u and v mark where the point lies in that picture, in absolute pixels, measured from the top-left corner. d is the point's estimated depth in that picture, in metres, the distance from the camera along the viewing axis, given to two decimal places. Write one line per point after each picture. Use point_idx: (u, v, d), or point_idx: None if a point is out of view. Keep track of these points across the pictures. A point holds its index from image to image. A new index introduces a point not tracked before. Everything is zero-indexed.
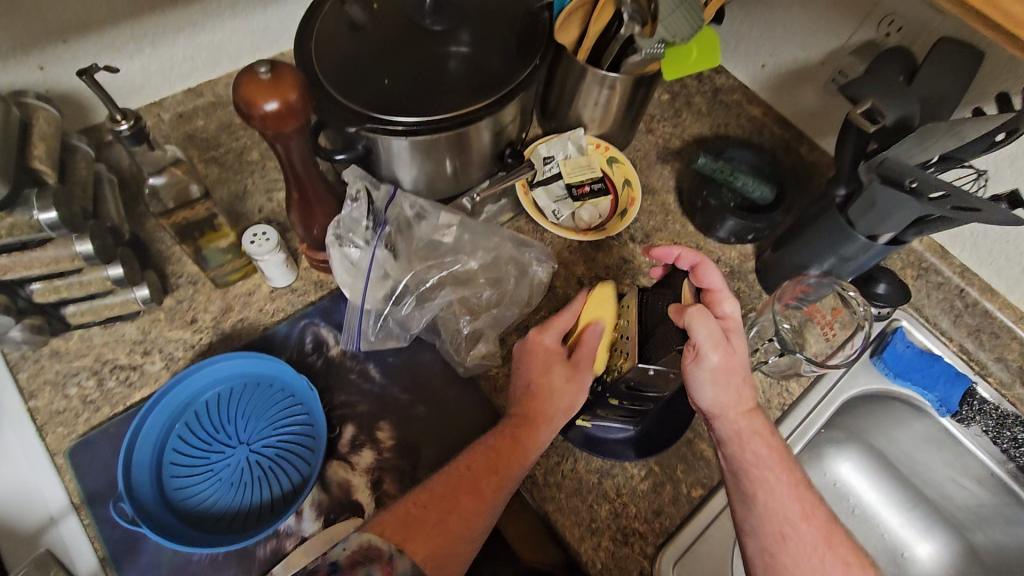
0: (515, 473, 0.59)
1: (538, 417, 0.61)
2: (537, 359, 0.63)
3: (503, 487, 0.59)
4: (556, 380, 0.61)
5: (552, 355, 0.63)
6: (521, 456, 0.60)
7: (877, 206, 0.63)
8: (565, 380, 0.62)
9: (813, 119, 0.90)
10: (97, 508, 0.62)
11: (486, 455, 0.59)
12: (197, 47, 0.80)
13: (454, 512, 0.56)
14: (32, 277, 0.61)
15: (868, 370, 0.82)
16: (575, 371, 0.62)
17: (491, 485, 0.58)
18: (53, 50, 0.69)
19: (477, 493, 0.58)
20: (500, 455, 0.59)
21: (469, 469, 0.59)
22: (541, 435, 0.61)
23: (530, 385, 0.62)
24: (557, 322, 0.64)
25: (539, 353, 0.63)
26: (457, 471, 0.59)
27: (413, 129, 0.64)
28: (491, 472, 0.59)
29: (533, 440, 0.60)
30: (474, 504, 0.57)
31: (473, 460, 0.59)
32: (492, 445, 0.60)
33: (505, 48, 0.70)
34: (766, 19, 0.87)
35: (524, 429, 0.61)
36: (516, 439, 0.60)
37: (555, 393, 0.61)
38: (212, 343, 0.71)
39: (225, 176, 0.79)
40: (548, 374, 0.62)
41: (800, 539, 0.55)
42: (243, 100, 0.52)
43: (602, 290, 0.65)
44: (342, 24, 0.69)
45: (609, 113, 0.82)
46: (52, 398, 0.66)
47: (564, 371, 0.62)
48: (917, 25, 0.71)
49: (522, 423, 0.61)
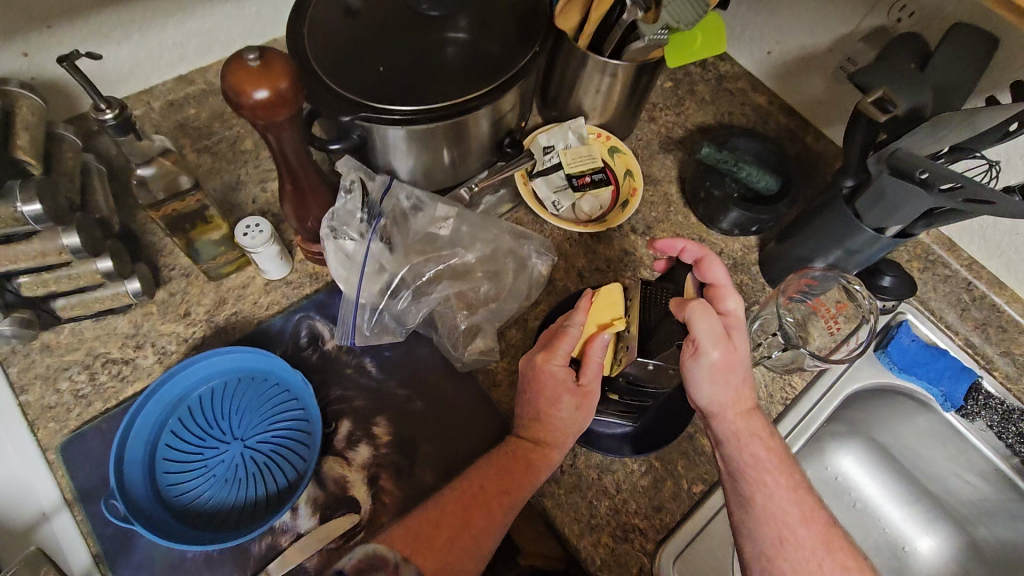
0: (526, 493, 0.58)
1: (547, 441, 0.60)
2: (544, 388, 0.60)
3: (513, 507, 0.57)
4: (565, 411, 0.59)
5: (560, 384, 0.59)
6: (530, 477, 0.59)
7: (885, 198, 0.62)
8: (575, 409, 0.59)
9: (820, 107, 0.88)
10: (89, 505, 0.61)
11: (497, 473, 0.58)
12: (187, 34, 0.78)
13: (464, 533, 0.55)
14: (19, 271, 0.59)
15: (872, 364, 0.80)
16: (583, 398, 0.59)
17: (501, 504, 0.57)
18: (38, 36, 0.67)
19: (488, 512, 0.56)
20: (511, 474, 0.58)
21: (480, 487, 0.58)
22: (552, 459, 0.60)
23: (537, 412, 0.60)
24: (562, 344, 0.60)
25: (548, 383, 0.59)
26: (466, 489, 0.58)
27: (408, 118, 0.62)
28: (502, 492, 0.57)
29: (544, 463, 0.60)
30: (485, 523, 0.56)
31: (484, 479, 0.58)
32: (502, 464, 0.59)
33: (505, 34, 0.69)
34: (773, 4, 0.85)
35: (533, 451, 0.60)
36: (525, 460, 0.59)
37: (563, 424, 0.60)
38: (206, 336, 0.70)
39: (217, 166, 0.78)
40: (557, 405, 0.59)
41: (798, 542, 0.54)
42: (232, 88, 0.51)
43: (609, 289, 0.61)
44: (335, 8, 0.67)
45: (611, 101, 0.80)
46: (42, 393, 0.65)
47: (572, 400, 0.59)
48: (930, 10, 0.69)
49: (533, 445, 0.60)
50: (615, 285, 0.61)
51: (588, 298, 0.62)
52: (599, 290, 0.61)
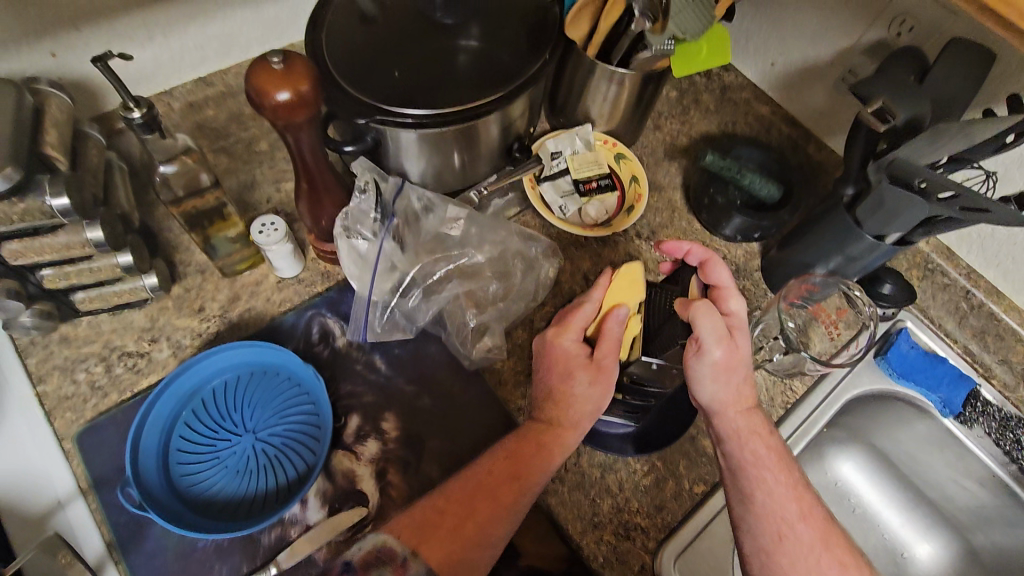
0: (537, 476, 0.59)
1: (562, 422, 0.61)
2: (558, 361, 0.62)
3: (524, 492, 0.58)
4: (579, 386, 0.60)
5: (572, 358, 0.61)
6: (542, 459, 0.60)
7: (885, 206, 0.64)
8: (588, 384, 0.60)
9: (822, 118, 0.90)
10: (104, 494, 0.63)
11: (507, 459, 0.60)
12: (208, 37, 0.80)
13: (474, 521, 0.56)
14: (43, 263, 0.61)
15: (872, 370, 0.82)
16: (597, 372, 0.60)
17: (512, 491, 0.58)
18: (66, 37, 0.69)
19: (496, 501, 0.57)
20: (522, 459, 0.59)
21: (490, 474, 0.59)
22: (568, 440, 0.61)
23: (552, 391, 0.62)
24: (576, 318, 0.62)
25: (560, 356, 0.62)
26: (476, 476, 0.59)
27: (421, 122, 0.64)
28: (511, 478, 0.58)
29: (557, 445, 0.61)
30: (493, 511, 0.57)
31: (493, 466, 0.59)
32: (513, 450, 0.60)
33: (516, 44, 0.71)
34: (777, 17, 0.87)
35: (547, 432, 0.61)
36: (537, 443, 0.60)
37: (579, 399, 0.60)
38: (220, 331, 0.71)
39: (233, 166, 0.80)
40: (570, 380, 0.61)
41: (796, 539, 0.55)
42: (255, 90, 0.53)
43: (629, 269, 0.62)
44: (353, 15, 0.69)
45: (618, 108, 0.82)
46: (60, 383, 0.67)
47: (586, 374, 0.60)
48: (928, 27, 0.71)
49: (546, 427, 0.61)
50: (636, 265, 0.62)
51: (608, 272, 0.63)
52: (620, 266, 0.63)
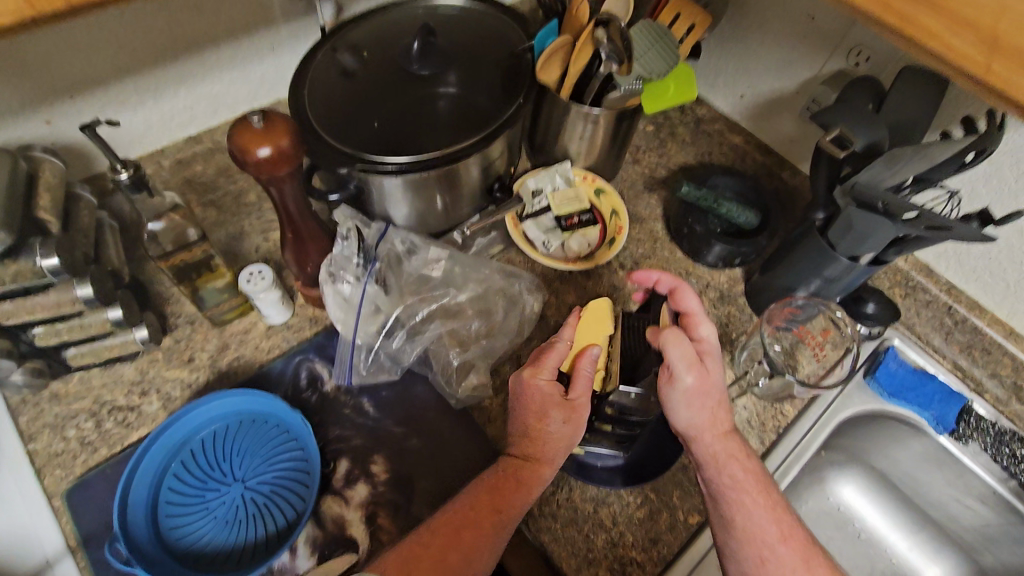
0: (518, 510, 0.58)
1: (539, 457, 0.60)
2: (533, 403, 0.61)
3: (504, 525, 0.58)
4: (554, 425, 0.60)
5: (548, 398, 0.60)
6: (520, 491, 0.59)
7: (854, 229, 0.65)
8: (563, 423, 0.60)
9: (793, 144, 0.92)
10: (92, 551, 0.62)
11: (489, 493, 0.59)
12: (197, 98, 0.84)
13: (458, 552, 0.55)
14: (34, 322, 0.63)
15: (863, 391, 0.81)
16: (572, 411, 0.60)
17: (493, 523, 0.57)
18: (60, 106, 0.72)
19: (480, 531, 0.56)
20: (502, 493, 0.59)
21: (471, 508, 0.58)
22: (544, 474, 0.60)
23: (528, 428, 0.61)
24: (550, 358, 0.62)
25: (535, 397, 0.60)
26: (457, 510, 0.58)
27: (403, 168, 0.66)
28: (493, 510, 0.58)
29: (535, 479, 0.60)
30: (475, 542, 0.56)
31: (475, 499, 0.59)
32: (494, 483, 0.59)
33: (491, 90, 0.74)
34: (742, 51, 0.91)
35: (524, 467, 0.60)
36: (515, 478, 0.59)
37: (553, 438, 0.60)
38: (209, 380, 0.72)
39: (222, 219, 0.83)
40: (545, 419, 0.60)
41: (778, 561, 0.55)
42: (237, 148, 0.55)
43: (596, 305, 0.66)
44: (333, 71, 0.72)
45: (595, 145, 0.85)
46: (50, 441, 0.67)
47: (561, 414, 0.60)
48: (882, 57, 0.74)
49: (523, 462, 0.60)
50: (604, 300, 0.66)
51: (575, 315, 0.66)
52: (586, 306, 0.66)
